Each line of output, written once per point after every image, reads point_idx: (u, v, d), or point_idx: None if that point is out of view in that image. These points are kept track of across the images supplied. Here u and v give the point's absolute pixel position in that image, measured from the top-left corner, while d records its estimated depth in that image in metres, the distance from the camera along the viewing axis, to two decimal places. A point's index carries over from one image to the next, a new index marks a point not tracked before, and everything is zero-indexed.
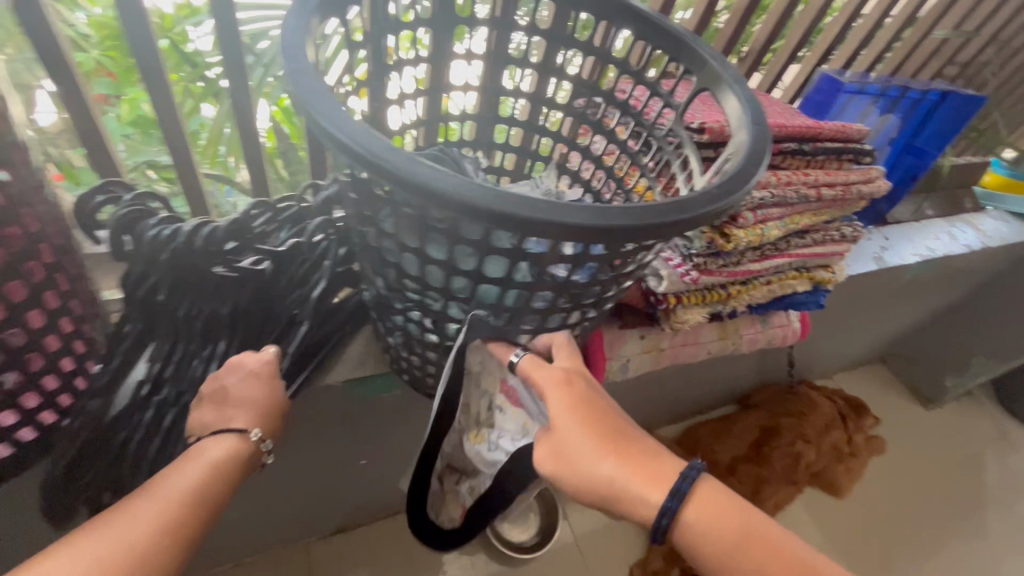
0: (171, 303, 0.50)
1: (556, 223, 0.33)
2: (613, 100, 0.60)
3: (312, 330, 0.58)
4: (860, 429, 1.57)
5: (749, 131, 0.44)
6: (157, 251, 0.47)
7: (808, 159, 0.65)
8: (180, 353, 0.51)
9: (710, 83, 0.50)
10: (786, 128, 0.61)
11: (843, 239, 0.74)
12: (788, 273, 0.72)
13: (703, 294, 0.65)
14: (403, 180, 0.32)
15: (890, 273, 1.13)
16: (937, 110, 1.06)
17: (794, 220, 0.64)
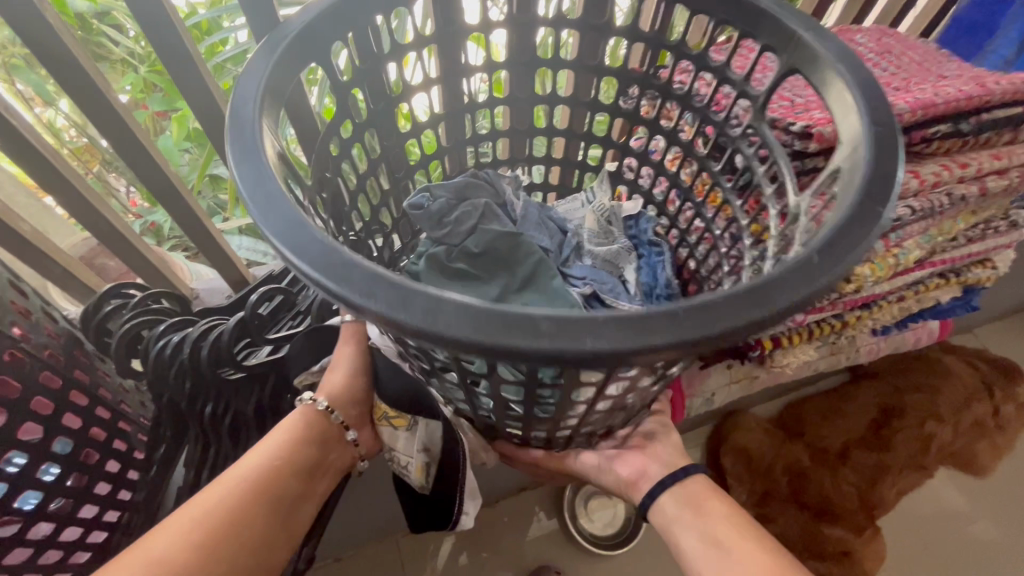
0: (195, 406, 0.46)
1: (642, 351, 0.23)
2: (678, 97, 0.51)
3: None
4: (1011, 399, 1.31)
5: (864, 135, 0.32)
6: (165, 369, 0.43)
7: (966, 141, 0.47)
8: (212, 455, 0.48)
9: (809, 64, 0.37)
10: (940, 106, 0.44)
11: (1010, 229, 0.55)
12: (929, 284, 0.55)
13: (811, 331, 0.52)
14: (429, 338, 0.24)
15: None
16: None
17: (942, 228, 0.49)
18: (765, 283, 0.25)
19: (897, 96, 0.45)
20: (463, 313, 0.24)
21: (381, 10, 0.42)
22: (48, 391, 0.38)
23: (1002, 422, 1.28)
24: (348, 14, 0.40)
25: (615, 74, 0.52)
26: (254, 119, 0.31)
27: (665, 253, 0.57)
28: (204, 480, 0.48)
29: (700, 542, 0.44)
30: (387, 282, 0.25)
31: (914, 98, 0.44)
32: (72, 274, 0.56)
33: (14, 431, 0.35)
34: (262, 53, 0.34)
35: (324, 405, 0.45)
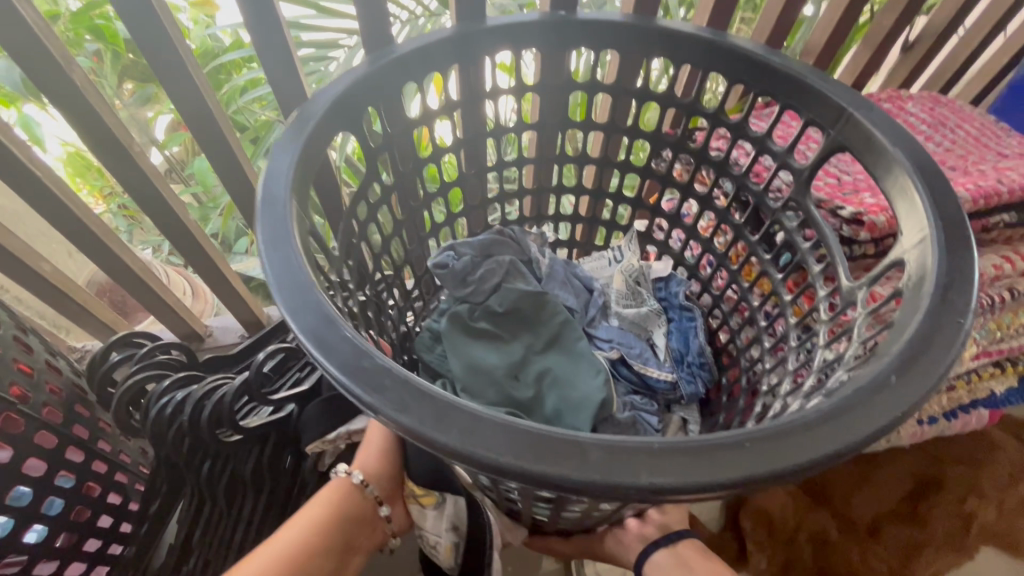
0: (192, 463, 0.45)
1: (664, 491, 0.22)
2: (714, 165, 0.49)
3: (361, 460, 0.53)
4: None
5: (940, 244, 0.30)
6: (162, 429, 0.42)
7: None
8: (206, 514, 0.47)
9: (870, 153, 0.36)
10: (1009, 195, 0.41)
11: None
12: (986, 374, 0.51)
13: None
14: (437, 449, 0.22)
15: None
16: None
17: (1004, 319, 0.46)
18: (828, 410, 0.24)
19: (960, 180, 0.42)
20: (504, 434, 0.22)
21: (415, 76, 0.41)
22: (44, 450, 0.37)
23: None
24: (387, 79, 0.39)
25: (648, 137, 0.50)
26: (286, 199, 0.30)
27: (697, 319, 0.53)
28: (195, 540, 0.46)
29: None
30: (422, 395, 0.23)
31: (979, 185, 0.42)
32: (85, 310, 0.56)
33: (5, 494, 0.34)
34: (293, 126, 0.33)
35: (360, 478, 0.44)
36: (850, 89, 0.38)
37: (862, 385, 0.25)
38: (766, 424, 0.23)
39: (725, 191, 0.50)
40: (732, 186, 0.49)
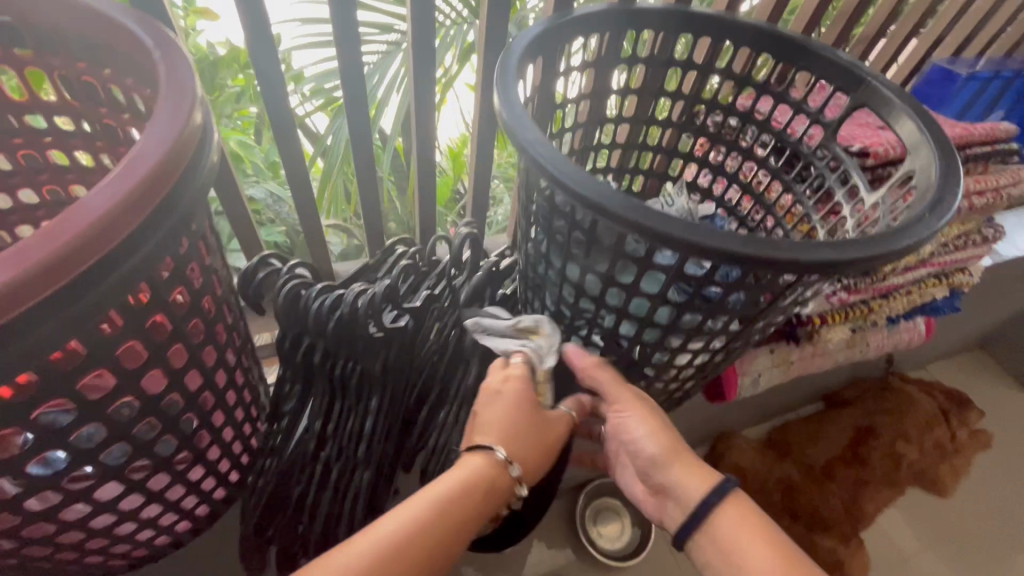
0: (327, 361, 0.53)
1: (798, 259, 0.31)
2: (755, 123, 0.59)
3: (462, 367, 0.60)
4: (964, 423, 1.48)
5: (940, 144, 0.39)
6: (322, 322, 0.50)
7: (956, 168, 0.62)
8: (336, 407, 0.54)
9: (881, 99, 0.47)
10: None
11: (984, 243, 0.71)
12: (927, 281, 0.69)
13: (846, 312, 0.64)
14: (649, 231, 0.32)
15: (1002, 267, 1.05)
16: None
17: None
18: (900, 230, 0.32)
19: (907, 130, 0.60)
20: (709, 227, 0.32)
21: (539, 49, 0.50)
22: (234, 335, 0.45)
23: (957, 444, 1.45)
24: (538, 45, 0.49)
25: (686, 97, 0.62)
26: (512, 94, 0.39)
27: None
28: (328, 429, 0.53)
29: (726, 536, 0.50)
30: (651, 208, 0.33)
31: None
32: None
33: (220, 366, 0.42)
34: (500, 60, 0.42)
35: (506, 456, 0.46)
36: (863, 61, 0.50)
37: (913, 217, 0.34)
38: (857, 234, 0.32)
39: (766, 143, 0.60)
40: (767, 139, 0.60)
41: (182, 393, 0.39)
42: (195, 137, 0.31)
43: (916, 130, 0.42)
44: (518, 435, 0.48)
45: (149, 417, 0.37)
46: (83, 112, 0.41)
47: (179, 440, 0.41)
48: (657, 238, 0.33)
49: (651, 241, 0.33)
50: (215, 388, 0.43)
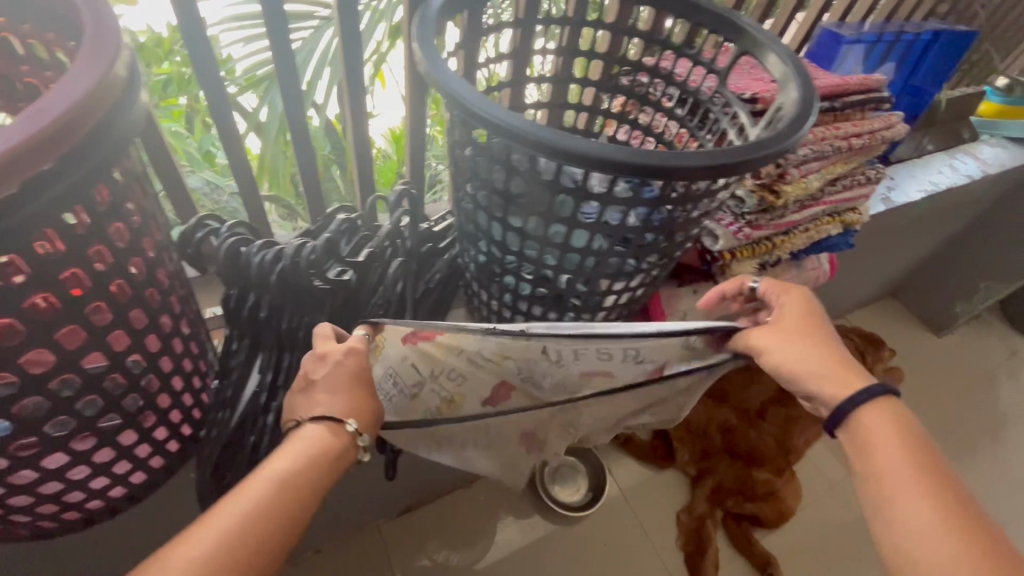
0: (273, 317, 0.55)
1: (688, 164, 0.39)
2: (662, 76, 0.64)
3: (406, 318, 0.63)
4: (878, 362, 1.64)
5: (795, 78, 0.46)
6: (266, 275, 0.52)
7: (837, 114, 0.70)
8: (287, 360, 0.56)
9: (751, 44, 0.52)
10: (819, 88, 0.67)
11: (868, 182, 0.80)
12: (823, 219, 0.78)
13: (754, 247, 0.71)
14: (567, 150, 0.39)
15: (897, 213, 1.17)
16: (928, 53, 1.13)
17: (830, 171, 0.70)
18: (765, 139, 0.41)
19: None
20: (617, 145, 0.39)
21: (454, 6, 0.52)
22: (183, 295, 0.46)
23: (873, 381, 1.61)
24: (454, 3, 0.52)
25: (604, 56, 0.67)
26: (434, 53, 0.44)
27: None
28: (279, 382, 0.55)
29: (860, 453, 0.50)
30: (568, 135, 0.39)
31: None
32: None
33: (171, 322, 0.43)
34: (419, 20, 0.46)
35: (353, 426, 0.48)
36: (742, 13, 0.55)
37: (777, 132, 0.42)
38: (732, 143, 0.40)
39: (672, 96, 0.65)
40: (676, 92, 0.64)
41: (142, 352, 0.40)
42: (120, 87, 0.30)
43: (780, 67, 0.49)
44: (368, 406, 0.49)
45: (113, 375, 0.38)
46: (6, 72, 0.42)
47: (138, 400, 0.42)
48: (575, 159, 0.39)
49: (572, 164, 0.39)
50: (172, 348, 0.44)
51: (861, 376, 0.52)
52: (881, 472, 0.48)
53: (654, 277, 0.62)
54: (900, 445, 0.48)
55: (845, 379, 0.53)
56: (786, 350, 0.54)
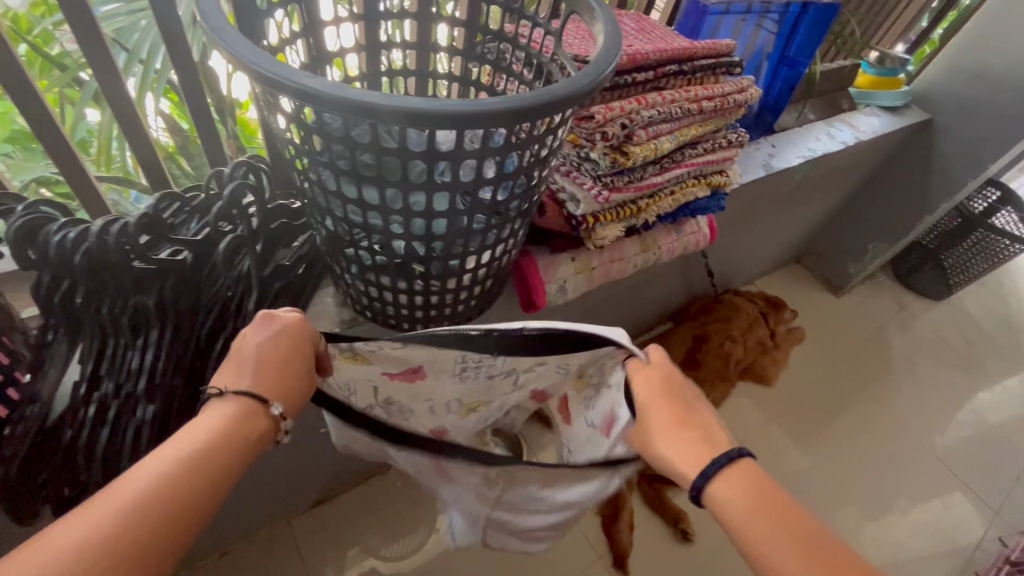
0: (91, 304, 0.51)
1: (503, 112, 0.39)
2: (510, 41, 0.65)
3: (254, 300, 0.60)
4: (780, 322, 1.75)
5: (608, 26, 0.48)
6: (68, 258, 0.48)
7: (687, 77, 0.73)
8: (110, 349, 0.53)
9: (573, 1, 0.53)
10: (667, 52, 0.69)
11: (730, 145, 0.84)
12: (688, 181, 0.81)
13: (617, 211, 0.73)
14: (376, 107, 0.37)
15: (778, 179, 1.24)
16: (800, 24, 1.19)
17: (684, 133, 0.73)
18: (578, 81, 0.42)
19: (644, 46, 0.69)
20: (432, 98, 0.38)
21: None
22: None
23: (776, 340, 1.71)
24: None
25: (458, 22, 0.66)
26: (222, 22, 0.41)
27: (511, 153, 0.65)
28: (101, 372, 0.52)
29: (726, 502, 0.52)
30: (378, 93, 0.38)
31: (653, 49, 0.69)
32: None
33: None
34: None
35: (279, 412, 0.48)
36: None
37: (590, 76, 0.43)
38: (546, 89, 0.41)
39: (522, 60, 0.66)
40: (523, 56, 0.65)
41: None
42: None
43: (596, 21, 0.50)
44: (289, 388, 0.50)
45: None
46: None
47: None
48: (390, 117, 0.38)
49: (390, 122, 0.38)
50: None
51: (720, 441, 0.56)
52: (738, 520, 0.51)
53: (514, 240, 0.62)
54: (747, 498, 0.50)
55: (696, 441, 0.56)
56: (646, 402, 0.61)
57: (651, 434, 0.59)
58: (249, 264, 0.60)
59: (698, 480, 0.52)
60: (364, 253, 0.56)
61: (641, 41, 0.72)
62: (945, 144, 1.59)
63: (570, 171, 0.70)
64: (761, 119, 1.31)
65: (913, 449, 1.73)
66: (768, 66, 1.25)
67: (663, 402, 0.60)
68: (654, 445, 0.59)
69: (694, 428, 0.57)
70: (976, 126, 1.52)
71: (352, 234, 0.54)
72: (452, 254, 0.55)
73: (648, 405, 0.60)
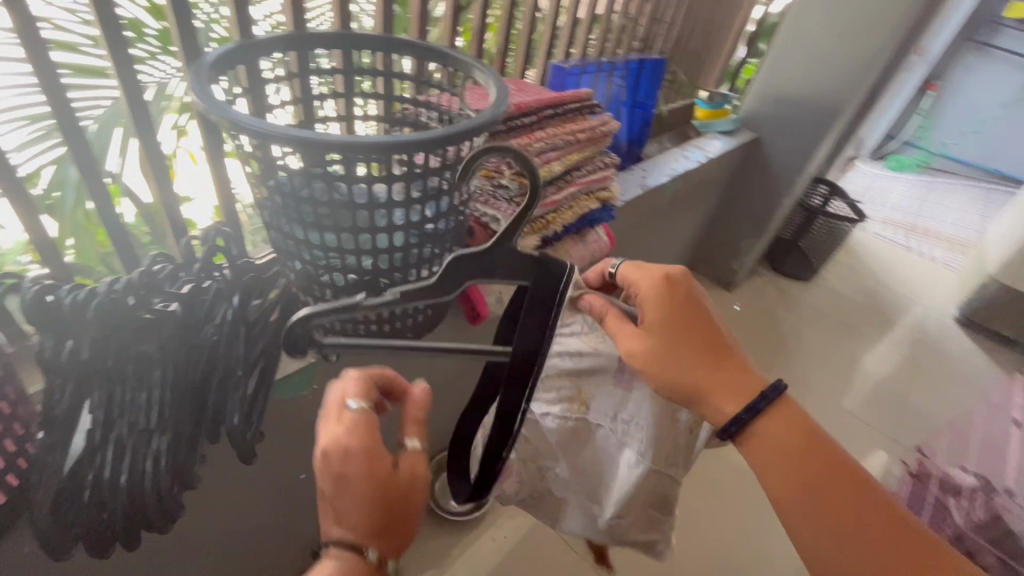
0: (96, 359, 0.56)
1: (434, 138, 0.56)
2: (422, 105, 0.83)
3: (241, 343, 0.67)
4: None
5: (495, 83, 0.68)
6: (80, 313, 0.54)
7: (561, 118, 0.95)
8: (117, 397, 0.58)
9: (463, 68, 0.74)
10: (543, 102, 0.92)
11: (607, 167, 1.06)
12: (581, 197, 1.01)
13: (531, 225, 0.90)
14: (346, 142, 0.53)
15: (654, 194, 1.51)
16: (641, 75, 1.51)
17: (568, 158, 0.94)
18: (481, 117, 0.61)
19: (525, 99, 0.91)
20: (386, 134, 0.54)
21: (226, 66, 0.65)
22: None
23: None
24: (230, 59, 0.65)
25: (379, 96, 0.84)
26: (214, 103, 0.55)
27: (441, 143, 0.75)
28: (113, 417, 0.58)
29: (770, 444, 0.66)
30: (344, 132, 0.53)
31: (532, 100, 0.91)
32: None
33: None
34: (191, 77, 0.57)
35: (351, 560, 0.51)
36: (455, 49, 0.76)
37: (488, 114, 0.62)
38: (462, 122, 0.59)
39: (433, 118, 0.84)
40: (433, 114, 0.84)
41: None
42: None
43: (486, 79, 0.71)
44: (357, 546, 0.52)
45: None
46: None
47: None
48: (357, 148, 0.53)
49: (357, 152, 0.54)
50: None
51: (751, 380, 0.67)
52: (770, 462, 0.66)
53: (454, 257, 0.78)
54: (805, 429, 0.67)
55: (731, 381, 0.66)
56: (655, 314, 0.66)
57: (694, 335, 0.66)
58: (233, 306, 0.66)
59: (745, 415, 0.65)
60: (340, 276, 0.68)
61: (523, 96, 0.94)
62: (774, 154, 1.99)
63: (488, 200, 0.86)
64: (631, 151, 1.59)
65: (823, 408, 2.00)
66: (625, 111, 1.53)
67: (691, 324, 0.66)
68: (675, 358, 0.66)
69: (725, 365, 0.67)
70: (791, 138, 1.94)
71: (328, 259, 0.66)
72: (408, 265, 0.69)
73: (670, 319, 0.66)
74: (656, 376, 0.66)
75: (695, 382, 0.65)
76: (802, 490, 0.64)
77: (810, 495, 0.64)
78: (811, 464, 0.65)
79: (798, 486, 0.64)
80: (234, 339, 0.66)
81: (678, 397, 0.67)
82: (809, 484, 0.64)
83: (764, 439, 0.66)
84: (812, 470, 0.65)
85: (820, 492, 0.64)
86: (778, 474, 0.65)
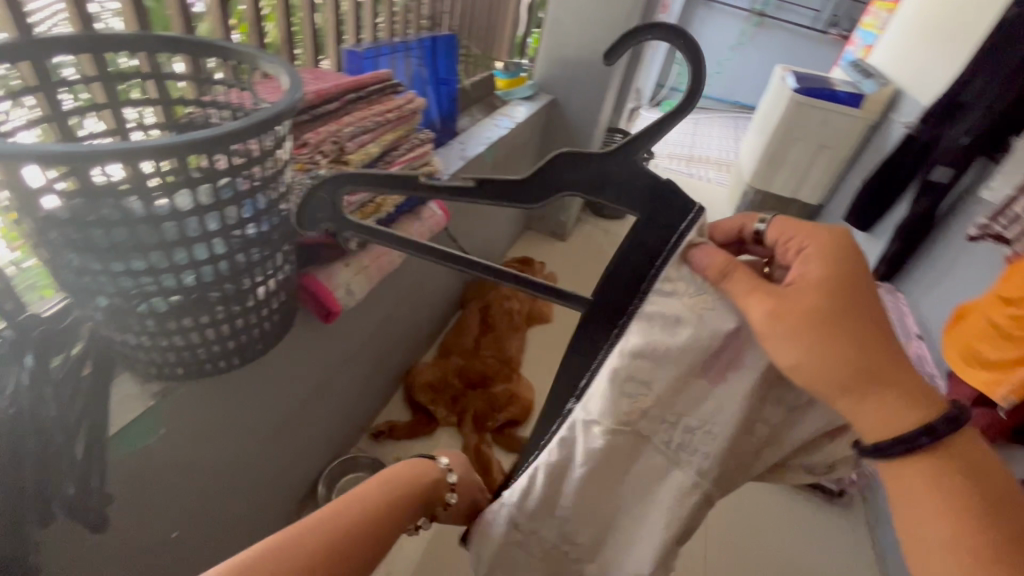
0: None
1: (230, 131, 0.53)
2: (210, 105, 0.77)
3: (52, 404, 0.58)
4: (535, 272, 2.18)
5: (287, 72, 0.67)
6: None
7: (367, 101, 0.96)
8: None
9: (248, 60, 0.71)
10: (343, 86, 0.91)
11: (423, 143, 1.09)
12: (406, 175, 1.03)
13: (361, 210, 0.90)
14: (125, 147, 0.47)
15: (476, 163, 1.60)
16: (437, 52, 1.56)
17: (383, 139, 0.96)
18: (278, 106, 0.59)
19: (324, 85, 0.90)
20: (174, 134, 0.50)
21: None
22: None
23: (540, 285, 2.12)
24: None
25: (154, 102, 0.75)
26: None
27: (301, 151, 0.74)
28: None
29: (926, 480, 0.51)
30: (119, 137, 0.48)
31: (331, 86, 0.90)
32: None
33: None
34: None
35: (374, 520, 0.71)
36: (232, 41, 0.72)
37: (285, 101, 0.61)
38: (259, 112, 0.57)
39: (227, 117, 0.79)
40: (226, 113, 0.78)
41: None
42: None
43: (275, 68, 0.69)
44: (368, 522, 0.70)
45: None
46: None
47: None
48: (140, 152, 0.48)
49: (143, 156, 0.49)
50: None
51: (929, 400, 0.52)
52: (910, 477, 0.52)
53: (285, 256, 0.75)
54: (987, 463, 0.51)
55: (902, 378, 0.51)
56: (815, 264, 0.53)
57: (852, 291, 0.52)
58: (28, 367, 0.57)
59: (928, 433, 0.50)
60: (159, 301, 0.62)
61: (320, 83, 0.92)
62: (571, 111, 2.22)
63: None
64: (446, 127, 1.64)
65: None
66: (431, 89, 1.57)
67: (856, 288, 0.52)
68: (845, 321, 0.51)
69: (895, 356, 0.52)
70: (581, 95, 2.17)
71: (140, 286, 0.60)
72: (235, 271, 0.66)
73: (823, 272, 0.53)
74: (795, 346, 0.51)
75: (855, 358, 0.51)
76: (953, 512, 0.50)
77: (963, 528, 0.49)
78: (977, 508, 0.50)
79: (942, 514, 0.50)
80: (42, 404, 0.57)
81: (841, 383, 0.51)
82: (960, 515, 0.50)
83: (902, 464, 0.53)
84: (976, 503, 0.50)
85: (973, 526, 0.49)
86: (912, 488, 0.52)
